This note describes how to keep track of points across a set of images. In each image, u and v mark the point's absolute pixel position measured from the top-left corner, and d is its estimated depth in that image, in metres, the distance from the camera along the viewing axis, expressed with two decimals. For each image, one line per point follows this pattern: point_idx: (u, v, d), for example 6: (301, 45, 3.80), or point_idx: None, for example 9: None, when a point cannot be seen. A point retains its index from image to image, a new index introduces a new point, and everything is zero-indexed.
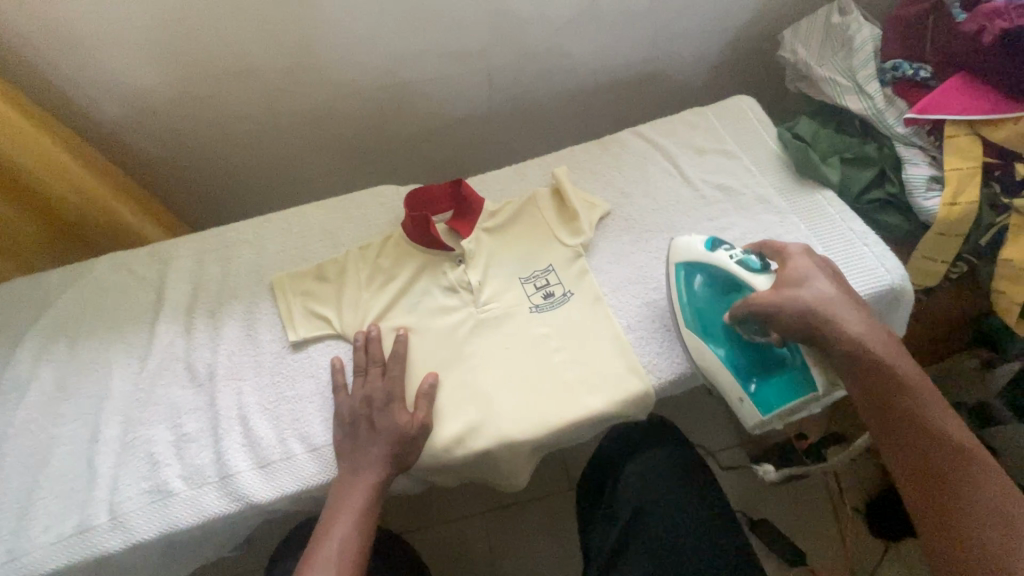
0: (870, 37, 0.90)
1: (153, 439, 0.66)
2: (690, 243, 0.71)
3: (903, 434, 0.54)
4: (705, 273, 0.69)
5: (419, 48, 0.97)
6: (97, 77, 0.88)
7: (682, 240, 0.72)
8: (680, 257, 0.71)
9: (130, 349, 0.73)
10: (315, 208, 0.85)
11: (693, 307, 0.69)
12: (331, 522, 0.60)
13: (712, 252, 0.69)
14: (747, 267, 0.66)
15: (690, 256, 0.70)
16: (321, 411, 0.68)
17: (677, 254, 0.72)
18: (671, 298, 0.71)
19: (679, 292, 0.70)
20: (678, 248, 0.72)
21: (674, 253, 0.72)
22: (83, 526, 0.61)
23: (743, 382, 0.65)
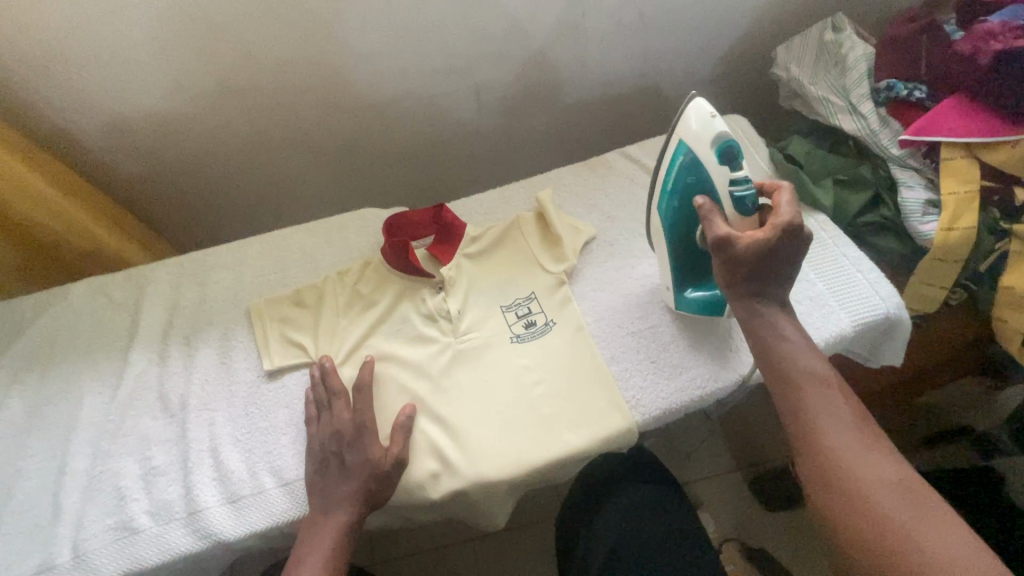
0: (864, 56, 0.88)
1: (121, 472, 0.65)
2: (706, 128, 0.60)
3: (835, 481, 0.48)
4: (698, 172, 0.61)
5: (406, 67, 0.96)
6: (80, 99, 0.87)
7: (705, 118, 0.60)
8: (686, 141, 0.61)
9: (102, 378, 0.72)
10: (295, 232, 0.84)
11: (671, 193, 0.64)
12: (300, 562, 0.57)
13: (718, 163, 0.60)
14: (735, 205, 0.59)
15: (694, 149, 0.61)
16: (294, 443, 0.67)
17: (686, 134, 0.61)
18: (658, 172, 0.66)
19: (665, 171, 0.64)
20: (692, 126, 0.61)
21: (686, 123, 0.62)
22: (46, 564, 0.60)
23: (681, 284, 0.70)
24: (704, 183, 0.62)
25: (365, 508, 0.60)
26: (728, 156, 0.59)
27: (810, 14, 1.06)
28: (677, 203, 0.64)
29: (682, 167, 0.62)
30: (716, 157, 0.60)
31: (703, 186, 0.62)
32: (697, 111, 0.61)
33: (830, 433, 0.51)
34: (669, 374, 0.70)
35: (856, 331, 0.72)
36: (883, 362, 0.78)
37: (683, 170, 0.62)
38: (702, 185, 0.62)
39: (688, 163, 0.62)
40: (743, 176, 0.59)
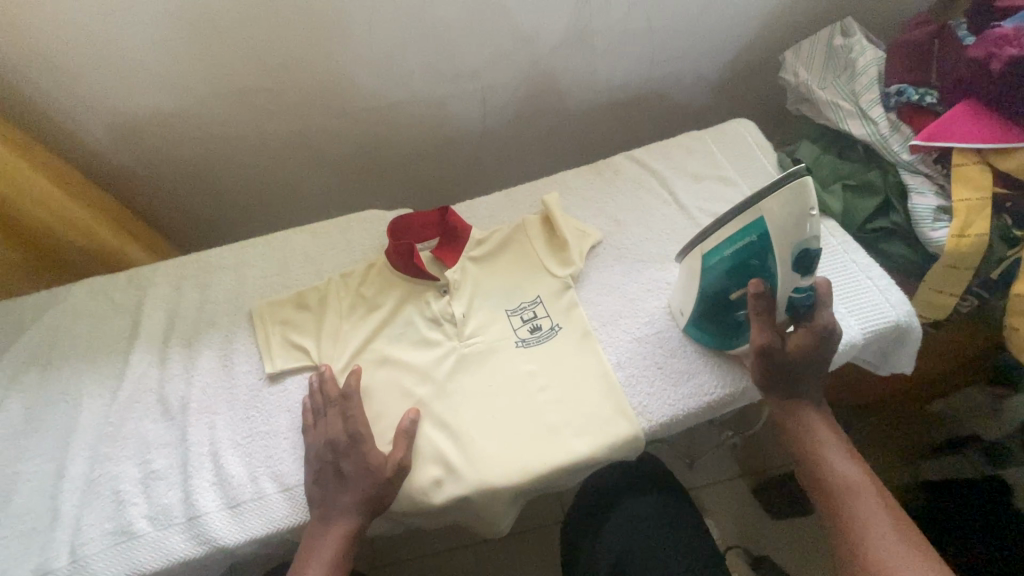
0: (873, 61, 0.88)
1: (120, 476, 0.64)
2: (800, 226, 0.55)
3: (858, 560, 0.54)
4: (766, 257, 0.58)
5: (411, 68, 0.95)
6: (84, 98, 0.87)
7: (805, 215, 0.55)
8: (769, 225, 0.56)
9: (102, 380, 0.71)
10: (299, 234, 0.83)
11: (731, 253, 0.60)
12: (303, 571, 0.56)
13: (794, 268, 0.58)
14: (787, 305, 0.61)
15: (773, 238, 0.56)
16: (296, 448, 0.66)
17: (775, 218, 0.55)
18: (717, 227, 0.60)
19: (733, 234, 0.58)
20: (787, 214, 0.55)
21: (782, 204, 0.55)
22: (43, 569, 0.59)
23: (696, 317, 0.68)
24: (767, 268, 0.59)
25: (368, 517, 0.59)
26: (804, 264, 0.58)
27: (818, 19, 1.06)
28: (731, 265, 0.60)
29: (752, 246, 0.58)
30: (794, 259, 0.57)
31: (765, 269, 0.59)
32: (798, 200, 0.54)
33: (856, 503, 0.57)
34: (676, 381, 0.69)
35: (866, 338, 0.70)
36: (891, 369, 0.77)
37: (752, 248, 0.58)
38: (763, 269, 0.59)
39: (760, 243, 0.57)
40: (806, 284, 0.60)
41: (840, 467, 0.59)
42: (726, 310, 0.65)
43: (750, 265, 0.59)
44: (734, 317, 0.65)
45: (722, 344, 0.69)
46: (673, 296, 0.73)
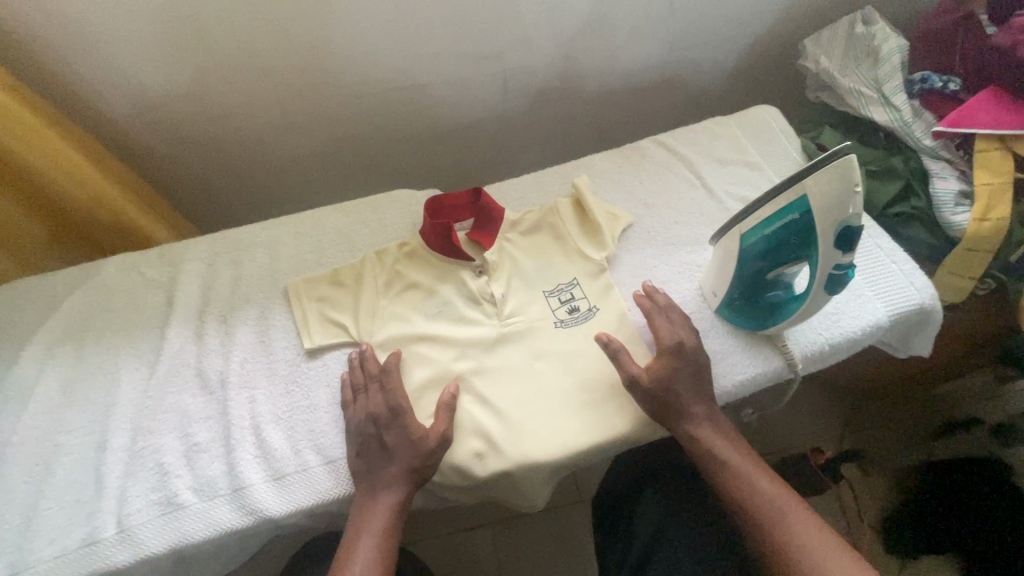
0: (897, 48, 0.89)
1: (163, 448, 0.64)
2: (843, 204, 0.54)
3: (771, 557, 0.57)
4: (805, 237, 0.58)
5: (437, 50, 0.95)
6: (108, 73, 0.86)
7: (850, 192, 0.53)
8: (811, 204, 0.55)
9: (139, 354, 0.71)
10: (330, 212, 0.83)
11: (770, 233, 0.61)
12: (353, 543, 0.57)
13: (833, 245, 0.56)
14: (826, 282, 0.59)
15: (814, 216, 0.56)
16: (337, 421, 0.66)
17: (819, 195, 0.55)
18: (755, 205, 0.61)
19: (773, 214, 0.59)
20: (829, 192, 0.54)
21: (824, 184, 0.54)
22: (90, 538, 0.59)
23: (730, 295, 0.69)
24: (805, 248, 0.59)
25: (412, 488, 0.60)
26: (845, 242, 0.56)
27: (838, 7, 1.07)
28: (768, 245, 0.61)
29: (792, 225, 0.58)
30: (834, 237, 0.56)
31: (803, 248, 0.59)
32: (843, 180, 0.53)
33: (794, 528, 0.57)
34: (709, 360, 0.70)
35: (891, 321, 0.73)
36: (913, 351, 0.79)
37: (792, 227, 0.58)
38: (801, 247, 0.59)
39: (801, 222, 0.57)
40: (847, 261, 0.58)
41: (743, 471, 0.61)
42: (761, 287, 0.67)
43: (789, 244, 0.60)
44: (769, 295, 0.67)
45: (752, 322, 0.70)
46: (706, 278, 0.74)
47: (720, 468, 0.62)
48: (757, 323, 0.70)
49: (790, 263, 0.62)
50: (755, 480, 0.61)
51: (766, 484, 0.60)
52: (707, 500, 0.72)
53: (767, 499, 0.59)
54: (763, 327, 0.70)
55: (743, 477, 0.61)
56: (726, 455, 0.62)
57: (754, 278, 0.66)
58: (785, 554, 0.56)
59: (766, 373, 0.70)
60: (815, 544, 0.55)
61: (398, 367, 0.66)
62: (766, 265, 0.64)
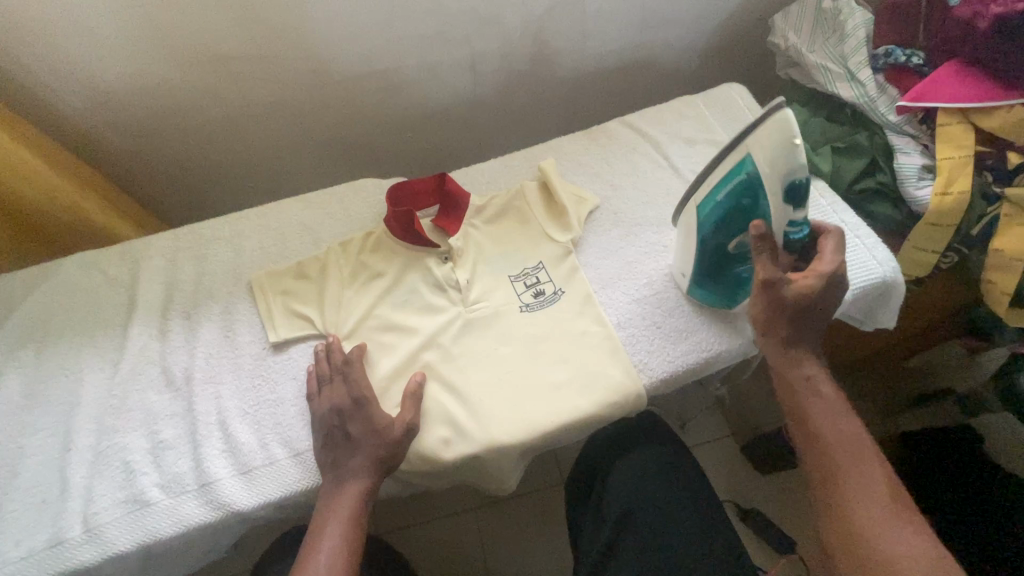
0: (862, 23, 0.88)
1: (128, 446, 0.64)
2: (790, 160, 0.54)
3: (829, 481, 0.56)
4: (756, 196, 0.58)
5: (400, 35, 0.93)
6: (59, 68, 0.83)
7: (792, 145, 0.54)
8: (755, 159, 0.57)
9: (102, 352, 0.70)
10: (294, 203, 0.82)
11: (724, 200, 0.61)
12: (315, 540, 0.57)
13: (780, 199, 0.57)
14: (784, 240, 0.61)
15: (760, 172, 0.56)
16: (304, 414, 0.66)
17: (762, 152, 0.56)
18: (707, 174, 0.62)
19: (723, 178, 0.60)
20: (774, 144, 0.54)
21: (767, 139, 0.55)
22: (56, 539, 0.59)
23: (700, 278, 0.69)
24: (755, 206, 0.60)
25: (373, 486, 0.60)
26: (793, 196, 0.56)
27: None
28: (722, 214, 0.62)
29: (740, 186, 0.59)
30: (782, 192, 0.57)
31: (757, 208, 0.59)
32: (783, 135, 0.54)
33: (854, 467, 0.56)
34: (674, 340, 0.71)
35: (854, 294, 0.73)
36: (878, 325, 0.80)
37: (741, 187, 0.59)
38: (756, 209, 0.60)
39: (750, 181, 0.58)
40: (801, 216, 0.59)
41: (825, 401, 0.60)
42: (727, 264, 0.67)
43: (743, 207, 0.60)
44: (737, 272, 0.67)
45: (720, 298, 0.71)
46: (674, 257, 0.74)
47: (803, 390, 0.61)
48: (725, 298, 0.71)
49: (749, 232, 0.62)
50: (836, 414, 0.59)
51: (842, 418, 0.59)
52: (687, 483, 0.74)
53: (866, 486, 0.55)
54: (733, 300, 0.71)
55: (823, 406, 0.59)
56: (816, 380, 0.61)
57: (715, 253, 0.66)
58: (840, 488, 0.56)
59: (734, 350, 0.71)
60: (861, 478, 0.55)
61: (361, 358, 0.66)
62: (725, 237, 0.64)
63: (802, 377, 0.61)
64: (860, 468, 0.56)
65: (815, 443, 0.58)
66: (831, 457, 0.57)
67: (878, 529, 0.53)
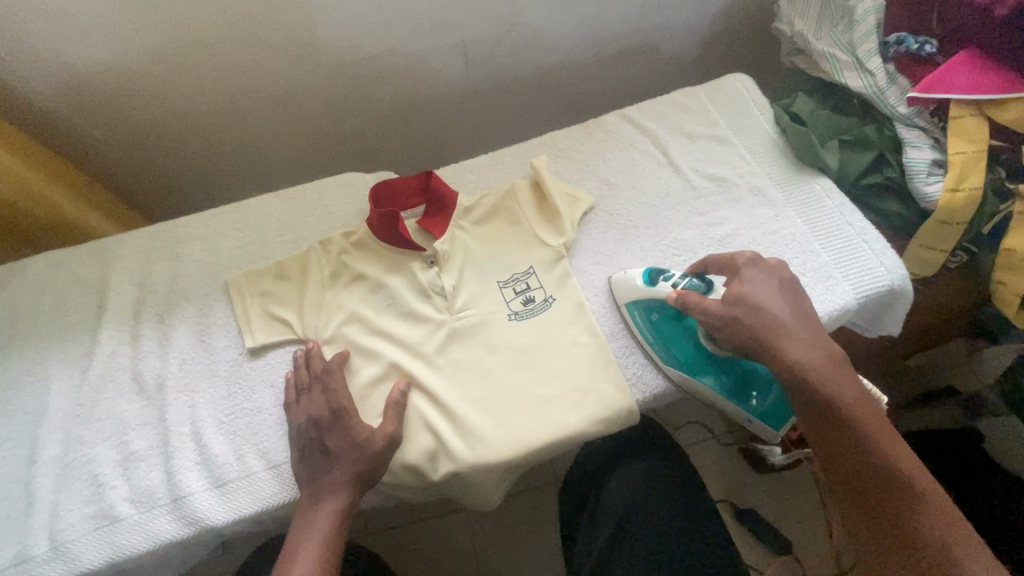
0: (873, 8, 0.82)
1: (97, 458, 0.61)
2: (637, 287, 0.66)
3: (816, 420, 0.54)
4: (661, 307, 0.65)
5: (387, 20, 0.88)
6: (24, 55, 0.78)
7: (626, 279, 0.68)
8: (631, 300, 0.67)
9: (71, 358, 0.67)
10: (275, 200, 0.78)
11: (654, 334, 0.66)
12: (288, 566, 0.53)
13: (651, 287, 0.65)
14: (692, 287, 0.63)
15: (643, 297, 0.66)
16: (281, 425, 0.63)
17: (626, 292, 0.68)
18: (635, 338, 0.68)
19: (638, 333, 0.67)
20: (623, 287, 0.68)
21: (621, 295, 0.68)
22: (21, 556, 0.56)
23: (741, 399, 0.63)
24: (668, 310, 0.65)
25: (351, 506, 0.57)
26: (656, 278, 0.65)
27: None
28: (662, 340, 0.66)
29: (648, 312, 0.66)
30: (650, 284, 0.65)
31: (665, 308, 0.65)
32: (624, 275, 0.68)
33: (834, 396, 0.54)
34: None
35: (860, 303, 0.70)
36: (883, 332, 0.77)
37: (650, 321, 0.66)
38: (667, 309, 0.66)
39: (653, 306, 0.66)
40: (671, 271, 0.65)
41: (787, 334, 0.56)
42: (731, 369, 0.63)
43: (664, 324, 0.66)
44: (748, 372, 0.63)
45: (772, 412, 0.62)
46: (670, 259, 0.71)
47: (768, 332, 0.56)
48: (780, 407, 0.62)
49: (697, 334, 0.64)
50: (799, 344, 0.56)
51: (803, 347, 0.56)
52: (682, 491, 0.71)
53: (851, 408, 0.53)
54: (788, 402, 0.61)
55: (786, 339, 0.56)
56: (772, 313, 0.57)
57: (715, 365, 0.63)
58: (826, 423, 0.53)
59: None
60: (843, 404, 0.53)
61: (341, 366, 0.63)
62: (700, 348, 0.64)
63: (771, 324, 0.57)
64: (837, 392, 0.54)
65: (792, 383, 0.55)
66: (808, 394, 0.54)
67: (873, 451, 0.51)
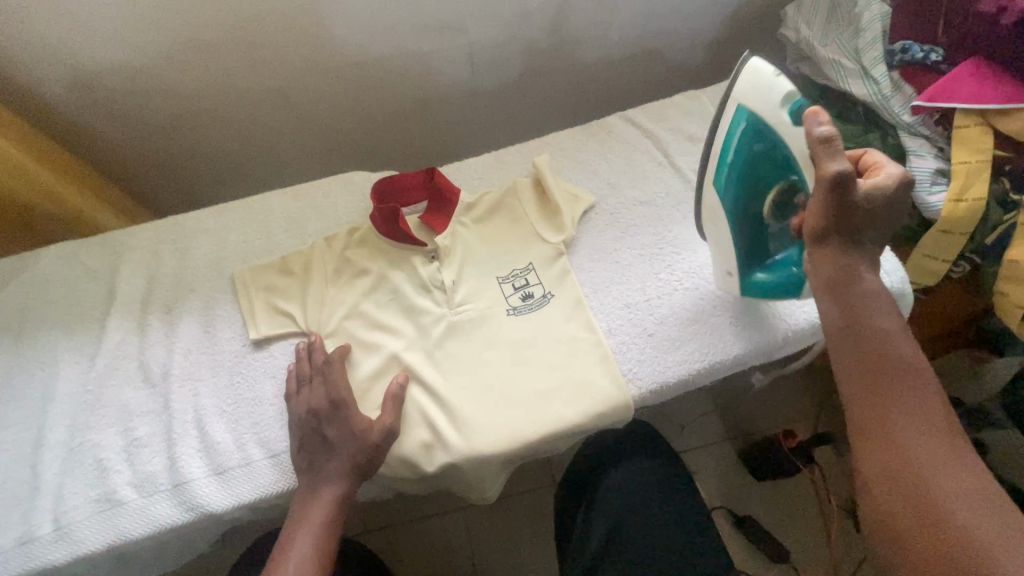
0: (879, 16, 0.83)
1: (103, 444, 0.63)
2: (771, 100, 0.56)
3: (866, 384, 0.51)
4: (769, 146, 0.58)
5: (395, 22, 0.90)
6: (42, 52, 0.81)
7: (773, 89, 0.56)
8: (748, 107, 0.57)
9: (80, 346, 0.69)
10: (281, 196, 0.80)
11: (737, 164, 0.60)
12: (279, 562, 0.55)
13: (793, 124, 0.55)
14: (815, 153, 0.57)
15: (762, 122, 0.57)
16: (282, 415, 0.64)
17: (751, 107, 0.57)
18: (714, 149, 0.61)
19: (726, 153, 0.60)
20: (754, 94, 0.57)
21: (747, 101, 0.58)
22: (27, 536, 0.58)
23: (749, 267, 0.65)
24: (772, 151, 0.58)
25: (342, 502, 0.58)
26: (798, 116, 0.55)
27: None
28: (742, 176, 0.60)
29: (746, 135, 0.59)
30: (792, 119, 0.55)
31: (772, 150, 0.58)
32: (757, 78, 0.57)
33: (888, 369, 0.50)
34: (668, 348, 0.68)
35: None
36: None
37: (748, 145, 0.59)
38: (774, 153, 0.59)
39: (757, 136, 0.58)
40: None
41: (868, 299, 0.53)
42: (761, 238, 0.64)
43: (759, 162, 0.59)
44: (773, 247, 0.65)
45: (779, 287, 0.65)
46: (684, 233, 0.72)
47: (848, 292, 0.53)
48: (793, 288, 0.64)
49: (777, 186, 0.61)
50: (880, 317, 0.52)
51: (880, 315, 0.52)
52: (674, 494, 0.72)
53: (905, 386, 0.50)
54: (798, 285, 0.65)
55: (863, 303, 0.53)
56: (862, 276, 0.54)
57: (754, 218, 0.63)
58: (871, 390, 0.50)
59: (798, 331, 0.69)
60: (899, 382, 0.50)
61: (341, 359, 0.64)
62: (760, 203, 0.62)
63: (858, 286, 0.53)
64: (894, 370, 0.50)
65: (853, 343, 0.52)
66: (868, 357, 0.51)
67: (907, 432, 0.48)
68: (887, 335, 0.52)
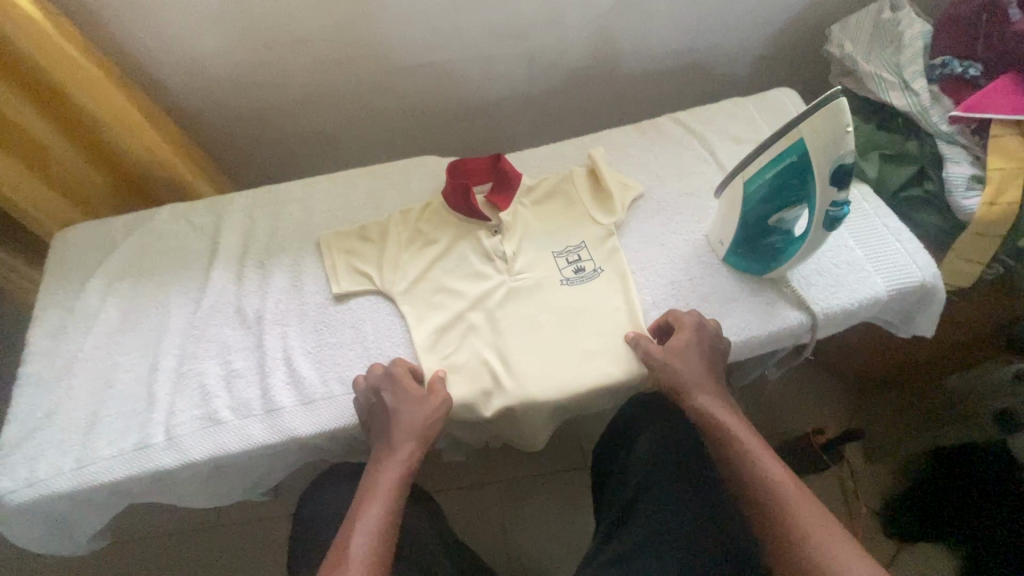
0: (921, 34, 0.90)
1: (206, 371, 0.72)
2: (836, 145, 0.58)
3: (774, 524, 0.58)
4: (804, 179, 0.63)
5: (469, 28, 1.00)
6: (169, 44, 0.93)
7: (842, 133, 0.57)
8: (809, 146, 0.60)
9: (187, 290, 0.79)
10: (361, 173, 0.90)
11: (773, 175, 0.65)
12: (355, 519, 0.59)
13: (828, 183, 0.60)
14: (824, 219, 0.63)
15: (810, 157, 0.60)
16: (361, 358, 0.73)
17: (812, 136, 0.59)
18: (761, 152, 0.66)
19: (771, 160, 0.65)
20: (823, 138, 0.59)
21: (818, 127, 0.59)
22: (142, 442, 0.67)
23: (734, 244, 0.75)
24: (804, 189, 0.64)
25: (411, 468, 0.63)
26: (839, 180, 0.59)
27: None
28: (769, 190, 0.67)
29: (791, 167, 0.63)
30: (830, 175, 0.60)
31: (804, 189, 0.64)
32: (835, 123, 0.57)
33: (781, 500, 0.58)
34: None
35: (890, 295, 0.75)
36: (913, 330, 0.82)
37: (791, 167, 0.63)
38: (802, 189, 0.64)
39: (800, 165, 0.62)
40: (843, 199, 0.61)
41: (741, 442, 0.63)
42: (762, 233, 0.72)
43: (790, 184, 0.64)
44: (768, 242, 0.73)
45: (748, 265, 0.77)
46: (713, 229, 0.80)
47: (726, 442, 0.64)
48: (758, 268, 0.76)
49: (791, 207, 0.67)
50: (755, 450, 0.62)
51: (755, 452, 0.62)
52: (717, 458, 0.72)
53: (795, 508, 0.57)
54: (763, 272, 0.76)
55: (738, 445, 0.63)
56: (726, 425, 0.65)
57: (760, 218, 0.70)
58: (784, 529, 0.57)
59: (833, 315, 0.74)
60: (792, 510, 0.57)
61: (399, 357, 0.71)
62: (771, 211, 0.69)
63: (724, 435, 0.64)
64: (786, 500, 0.58)
65: (745, 488, 0.61)
66: (763, 500, 0.59)
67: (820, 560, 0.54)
68: (763, 467, 0.61)
